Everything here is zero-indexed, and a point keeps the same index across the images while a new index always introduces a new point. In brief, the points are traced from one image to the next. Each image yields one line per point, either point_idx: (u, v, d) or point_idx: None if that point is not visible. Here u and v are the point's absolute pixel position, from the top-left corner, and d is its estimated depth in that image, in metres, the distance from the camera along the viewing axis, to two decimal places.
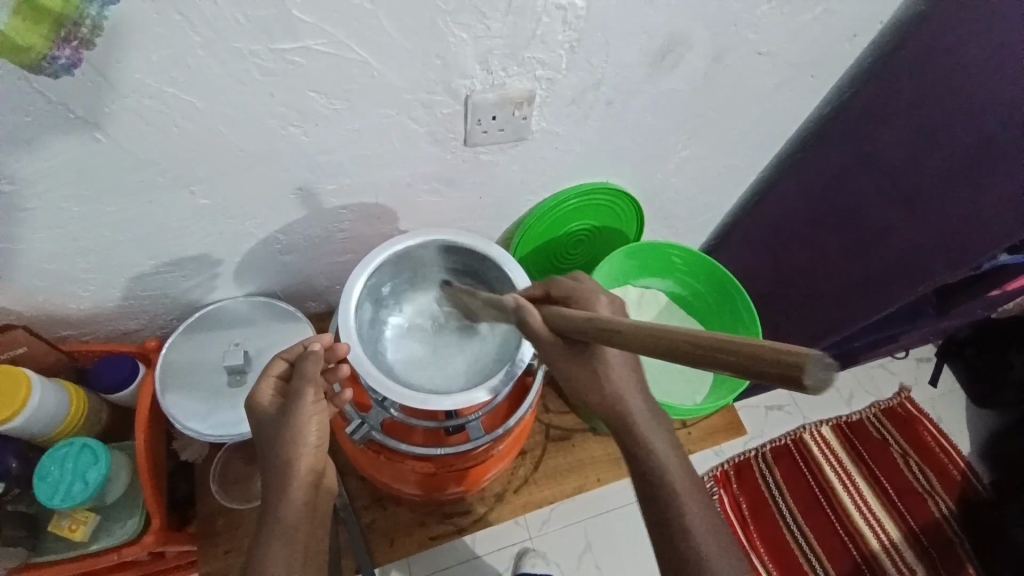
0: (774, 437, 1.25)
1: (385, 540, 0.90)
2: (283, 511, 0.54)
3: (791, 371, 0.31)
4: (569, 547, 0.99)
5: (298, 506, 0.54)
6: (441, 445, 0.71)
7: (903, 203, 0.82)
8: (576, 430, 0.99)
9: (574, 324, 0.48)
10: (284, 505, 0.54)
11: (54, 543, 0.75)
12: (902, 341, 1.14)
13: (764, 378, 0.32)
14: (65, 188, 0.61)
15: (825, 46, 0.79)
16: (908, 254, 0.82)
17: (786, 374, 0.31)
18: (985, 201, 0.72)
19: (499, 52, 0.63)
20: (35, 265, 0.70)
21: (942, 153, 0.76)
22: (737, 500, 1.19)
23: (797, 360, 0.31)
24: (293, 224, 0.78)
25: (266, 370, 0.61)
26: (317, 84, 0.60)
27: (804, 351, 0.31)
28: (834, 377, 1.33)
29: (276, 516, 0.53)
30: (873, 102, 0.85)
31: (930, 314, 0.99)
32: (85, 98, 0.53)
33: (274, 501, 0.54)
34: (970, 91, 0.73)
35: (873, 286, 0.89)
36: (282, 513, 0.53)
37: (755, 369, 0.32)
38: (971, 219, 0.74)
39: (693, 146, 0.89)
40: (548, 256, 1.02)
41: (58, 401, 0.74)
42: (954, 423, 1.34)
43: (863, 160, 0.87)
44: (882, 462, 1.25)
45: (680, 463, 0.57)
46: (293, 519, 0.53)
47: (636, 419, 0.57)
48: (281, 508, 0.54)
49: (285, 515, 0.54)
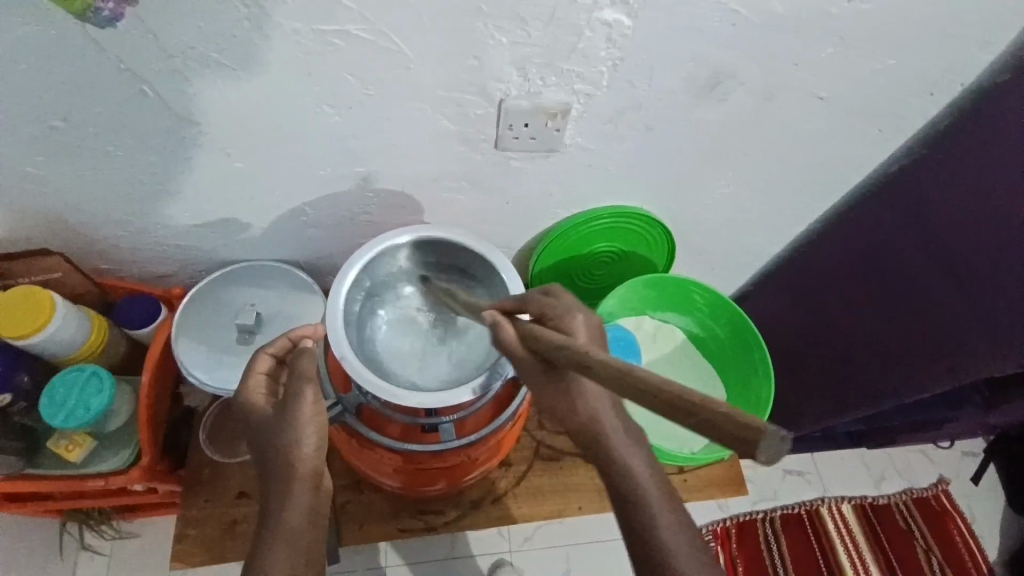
0: (788, 503, 1.18)
1: (356, 524, 0.90)
2: (285, 512, 0.51)
3: (750, 440, 0.28)
4: (549, 568, 0.95)
5: (302, 508, 0.52)
6: (413, 441, 0.71)
7: (950, 278, 0.76)
8: (567, 453, 0.97)
9: (551, 348, 0.46)
10: (286, 508, 0.52)
11: (49, 459, 0.80)
12: (942, 430, 1.05)
13: (729, 446, 0.29)
14: (113, 133, 0.65)
15: (893, 101, 0.74)
16: (947, 332, 0.76)
17: (749, 442, 0.28)
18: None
19: (537, 61, 0.63)
20: (80, 202, 0.74)
21: (995, 227, 0.72)
22: (733, 560, 1.12)
23: (752, 435, 0.28)
24: (320, 200, 0.80)
25: (252, 367, 0.61)
26: (353, 69, 0.61)
27: (760, 426, 0.28)
28: (865, 452, 1.24)
29: (278, 521, 0.51)
30: (937, 165, 0.80)
31: (974, 405, 0.91)
32: (136, 53, 0.57)
33: (275, 506, 0.52)
34: None
35: (902, 361, 0.83)
36: (285, 519, 0.51)
37: (719, 437, 0.30)
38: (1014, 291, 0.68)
39: (736, 184, 0.85)
40: (570, 273, 1.00)
41: (76, 329, 0.79)
42: (988, 526, 1.23)
43: (913, 223, 0.82)
44: (901, 554, 1.17)
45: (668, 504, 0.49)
46: (297, 522, 0.51)
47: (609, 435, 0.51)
48: (283, 510, 0.51)
49: (289, 517, 0.51)
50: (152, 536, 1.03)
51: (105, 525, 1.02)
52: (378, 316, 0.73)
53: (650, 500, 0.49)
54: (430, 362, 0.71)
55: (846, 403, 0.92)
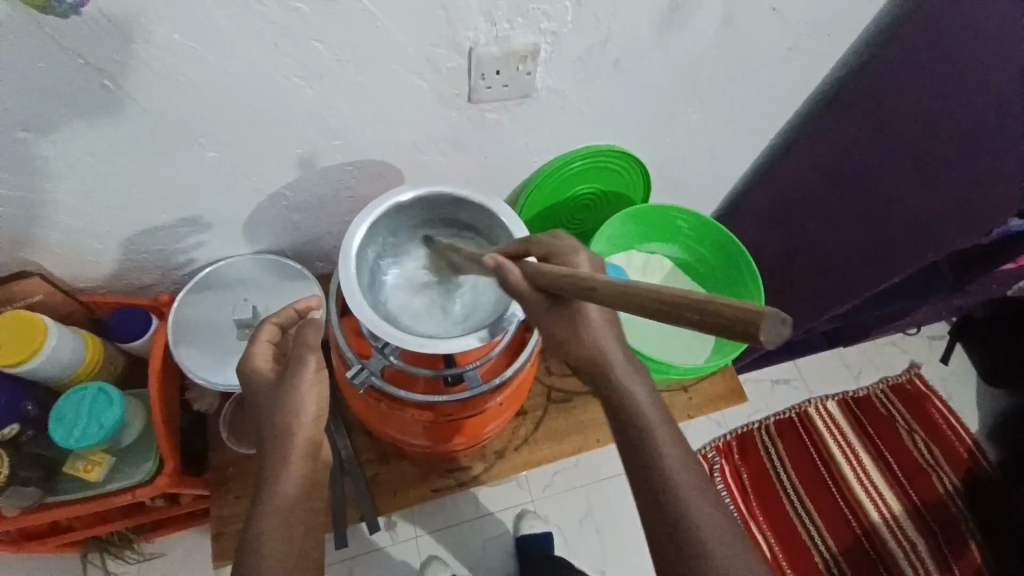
0: (778, 411, 1.26)
1: (390, 491, 0.92)
2: (280, 485, 0.56)
3: (748, 333, 0.33)
4: (570, 511, 1.02)
5: (295, 480, 0.57)
6: (442, 393, 0.73)
7: (914, 171, 0.84)
8: (577, 393, 1.00)
9: (552, 281, 0.50)
10: (282, 477, 0.56)
11: (69, 484, 0.80)
12: (913, 315, 1.13)
13: (726, 335, 0.34)
14: (79, 138, 0.63)
15: (839, 5, 0.78)
16: (917, 221, 0.85)
17: (742, 333, 0.33)
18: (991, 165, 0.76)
19: (504, 4, 0.63)
20: (51, 217, 0.72)
21: (954, 122, 0.78)
22: (738, 470, 1.20)
23: (751, 324, 0.33)
24: (300, 181, 0.79)
25: (257, 335, 0.66)
26: (321, 35, 0.60)
27: (760, 311, 0.33)
28: (843, 353, 1.33)
29: (272, 491, 0.56)
30: (890, 66, 0.83)
31: (941, 285, 0.98)
32: (94, 44, 0.54)
33: (272, 472, 0.57)
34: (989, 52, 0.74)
35: (877, 250, 0.92)
36: (279, 489, 0.56)
37: (718, 327, 0.35)
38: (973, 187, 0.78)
39: (702, 110, 0.88)
40: (552, 221, 1.02)
41: (72, 347, 0.77)
42: (962, 399, 1.34)
43: (875, 127, 0.86)
44: (888, 438, 1.26)
45: (661, 419, 0.55)
46: (291, 494, 0.56)
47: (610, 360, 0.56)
48: (278, 483, 0.56)
49: (283, 490, 0.56)
50: (181, 548, 1.03)
51: (129, 550, 1.01)
52: (398, 269, 0.74)
53: (644, 404, 0.55)
54: (444, 317, 0.72)
55: (830, 300, 1.00)
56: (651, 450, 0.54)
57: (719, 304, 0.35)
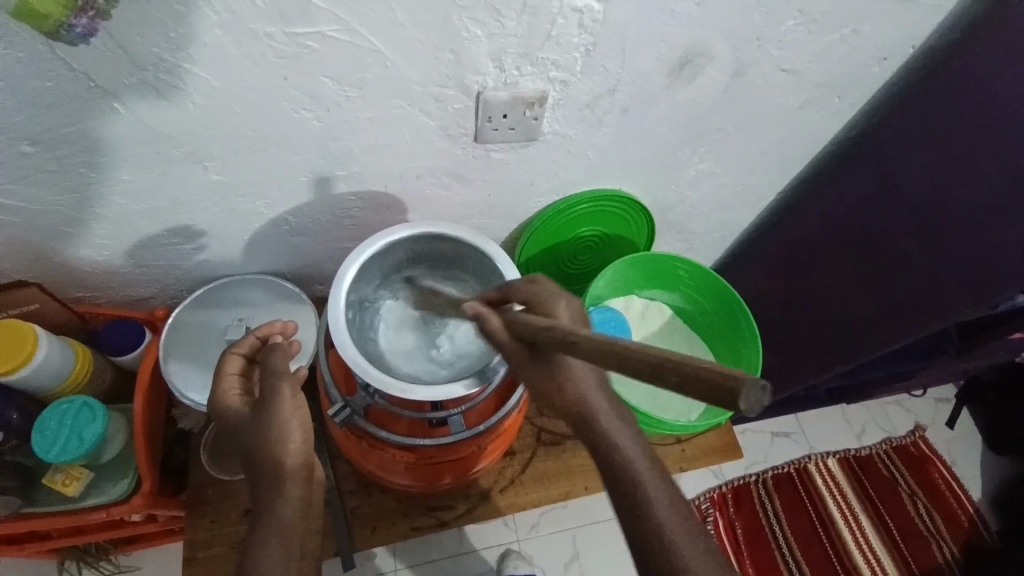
0: (777, 463, 1.22)
1: (368, 527, 0.91)
2: (279, 507, 0.55)
3: (725, 403, 0.32)
4: (555, 554, 0.99)
5: (296, 503, 0.55)
6: (427, 436, 0.71)
7: (923, 235, 0.79)
8: (568, 436, 0.99)
9: (539, 333, 0.48)
10: (280, 499, 0.55)
11: (45, 495, 0.78)
12: (917, 378, 1.11)
13: (701, 402, 0.33)
14: (83, 154, 0.63)
15: (849, 70, 0.78)
16: (925, 289, 0.79)
17: (724, 398, 0.32)
18: (1010, 234, 0.69)
19: (513, 51, 0.63)
20: (52, 227, 0.72)
21: (964, 188, 0.75)
22: (732, 524, 1.15)
23: (732, 387, 0.31)
24: (303, 207, 0.79)
25: (224, 369, 0.64)
26: (330, 70, 0.61)
27: (738, 376, 0.31)
28: (846, 408, 1.30)
29: (270, 515, 0.54)
30: (897, 127, 0.83)
31: (949, 352, 0.96)
32: (105, 69, 0.55)
33: (269, 496, 0.55)
34: (990, 114, 0.72)
35: (884, 319, 0.85)
36: (278, 510, 0.54)
37: (693, 391, 0.33)
38: (990, 257, 0.71)
39: (710, 160, 0.88)
40: (555, 259, 1.01)
41: (63, 359, 0.78)
42: (967, 467, 1.30)
43: (883, 188, 0.85)
44: (888, 501, 1.22)
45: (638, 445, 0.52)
46: (291, 515, 0.54)
47: (596, 411, 0.52)
48: (276, 506, 0.55)
49: (282, 512, 0.54)
50: (158, 563, 1.01)
51: (105, 562, 0.99)
52: (405, 293, 0.77)
53: (630, 452, 0.51)
54: (433, 358, 0.72)
55: (832, 361, 0.94)
56: (637, 489, 0.50)
57: (695, 366, 0.33)
